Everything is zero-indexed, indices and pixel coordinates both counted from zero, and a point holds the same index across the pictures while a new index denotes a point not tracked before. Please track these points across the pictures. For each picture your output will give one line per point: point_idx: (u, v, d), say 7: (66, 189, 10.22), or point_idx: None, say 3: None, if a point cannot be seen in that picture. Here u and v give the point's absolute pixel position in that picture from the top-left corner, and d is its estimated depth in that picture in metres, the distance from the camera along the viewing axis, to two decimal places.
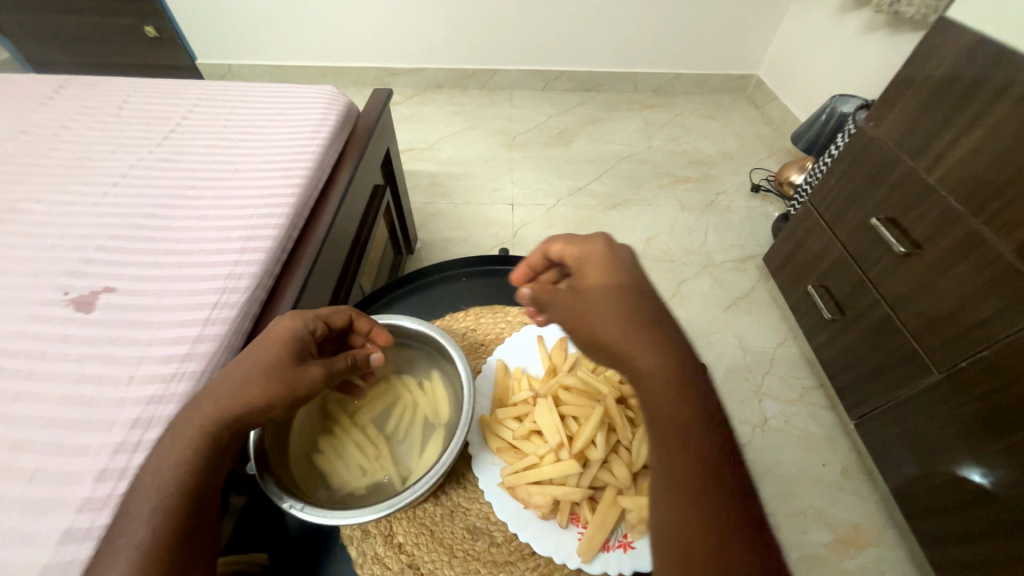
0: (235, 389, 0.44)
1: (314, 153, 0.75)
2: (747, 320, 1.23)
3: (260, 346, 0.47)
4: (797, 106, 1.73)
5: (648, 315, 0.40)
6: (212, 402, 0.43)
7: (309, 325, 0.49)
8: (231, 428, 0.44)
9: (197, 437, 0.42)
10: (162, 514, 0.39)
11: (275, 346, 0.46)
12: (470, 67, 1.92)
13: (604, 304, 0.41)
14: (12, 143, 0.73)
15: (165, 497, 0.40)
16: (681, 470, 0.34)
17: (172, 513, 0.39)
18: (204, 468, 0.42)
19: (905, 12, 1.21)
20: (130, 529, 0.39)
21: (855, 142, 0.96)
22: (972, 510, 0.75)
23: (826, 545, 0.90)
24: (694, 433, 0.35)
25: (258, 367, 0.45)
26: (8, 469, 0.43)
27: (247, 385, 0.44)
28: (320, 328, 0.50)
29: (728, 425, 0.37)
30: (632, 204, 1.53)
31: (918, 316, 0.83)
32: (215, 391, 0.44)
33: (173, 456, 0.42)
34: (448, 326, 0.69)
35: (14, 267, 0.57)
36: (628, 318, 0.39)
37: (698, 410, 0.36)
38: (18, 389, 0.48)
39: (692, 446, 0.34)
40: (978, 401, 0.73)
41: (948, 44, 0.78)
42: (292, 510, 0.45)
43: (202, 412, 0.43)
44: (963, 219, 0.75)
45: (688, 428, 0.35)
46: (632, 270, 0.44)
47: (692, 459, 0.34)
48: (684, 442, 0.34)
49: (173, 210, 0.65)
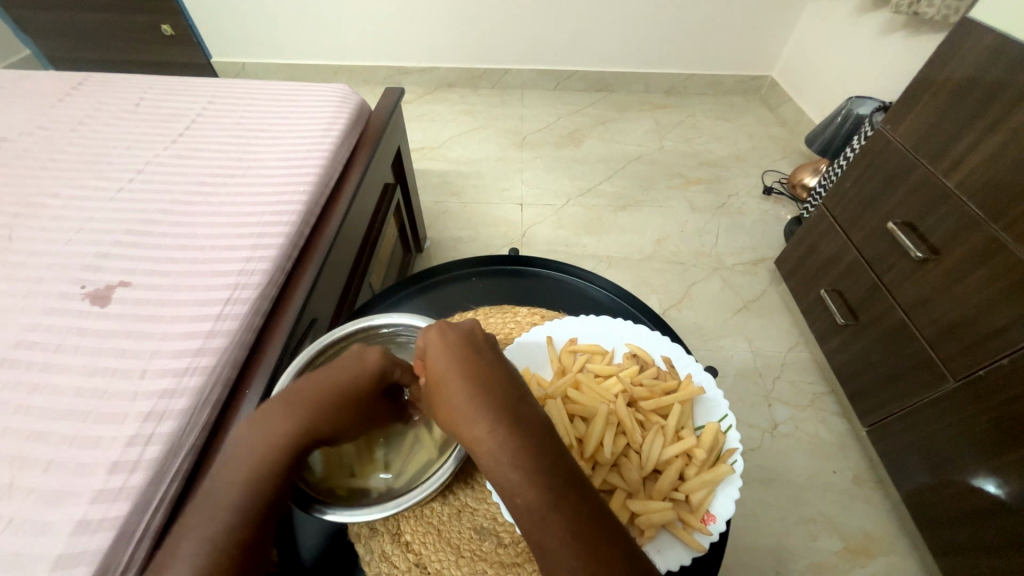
0: (313, 419, 0.46)
1: (327, 151, 0.76)
2: (757, 324, 1.22)
3: (345, 380, 0.48)
4: (811, 108, 1.70)
5: (490, 380, 0.42)
6: (292, 429, 0.45)
7: (398, 371, 0.50)
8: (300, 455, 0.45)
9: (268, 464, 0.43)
10: (215, 549, 0.40)
11: (360, 385, 0.48)
12: (481, 67, 1.93)
13: (440, 374, 0.43)
14: (31, 138, 0.74)
15: (228, 522, 0.41)
16: (536, 535, 0.36)
17: (227, 550, 0.40)
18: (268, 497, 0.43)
19: (925, 12, 1.19)
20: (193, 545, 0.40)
21: (872, 145, 0.94)
22: (988, 522, 0.73)
23: (836, 554, 0.89)
24: (535, 501, 0.36)
25: (338, 403, 0.46)
26: (25, 459, 0.44)
27: (324, 420, 0.46)
28: (405, 378, 0.51)
29: (575, 480, 0.38)
30: (643, 205, 1.52)
31: (935, 322, 0.81)
32: (290, 417, 0.45)
33: (241, 480, 0.43)
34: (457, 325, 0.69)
35: (31, 260, 0.58)
36: (455, 390, 0.41)
37: (533, 473, 0.37)
38: (35, 380, 0.49)
39: (534, 514, 0.36)
40: (994, 410, 0.71)
41: (969, 46, 0.76)
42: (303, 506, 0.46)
43: (278, 436, 0.44)
44: (982, 225, 0.74)
45: (528, 496, 0.36)
46: (465, 341, 0.45)
47: (541, 529, 0.36)
48: (532, 517, 0.36)
49: (187, 206, 0.66)
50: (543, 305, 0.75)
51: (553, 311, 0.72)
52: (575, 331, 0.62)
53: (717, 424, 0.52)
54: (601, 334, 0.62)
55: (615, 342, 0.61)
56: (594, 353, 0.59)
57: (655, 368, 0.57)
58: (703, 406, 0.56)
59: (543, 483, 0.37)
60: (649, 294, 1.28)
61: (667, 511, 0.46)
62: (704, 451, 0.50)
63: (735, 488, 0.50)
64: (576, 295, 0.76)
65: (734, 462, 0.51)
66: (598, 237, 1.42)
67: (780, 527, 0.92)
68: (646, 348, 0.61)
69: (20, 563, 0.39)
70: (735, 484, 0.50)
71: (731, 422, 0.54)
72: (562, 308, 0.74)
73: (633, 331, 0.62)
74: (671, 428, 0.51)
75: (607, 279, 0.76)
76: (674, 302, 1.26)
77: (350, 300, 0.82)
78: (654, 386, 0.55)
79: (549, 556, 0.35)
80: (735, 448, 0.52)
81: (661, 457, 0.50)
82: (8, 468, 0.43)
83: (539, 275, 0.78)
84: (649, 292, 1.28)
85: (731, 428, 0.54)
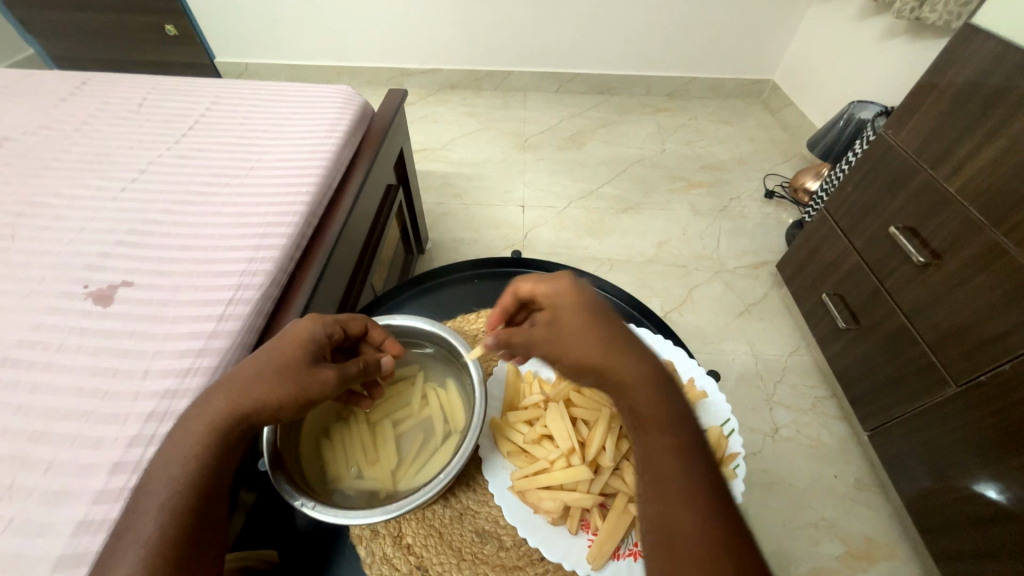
0: (250, 384, 0.44)
1: (330, 152, 0.76)
2: (759, 328, 1.22)
3: (278, 344, 0.47)
4: (813, 112, 1.70)
5: (629, 333, 0.44)
6: (230, 396, 0.44)
7: (327, 328, 0.49)
8: (245, 423, 0.44)
9: (208, 432, 0.43)
10: (169, 512, 0.40)
11: (292, 346, 0.47)
12: (484, 69, 1.93)
13: (582, 316, 0.44)
14: (35, 137, 0.74)
15: (174, 494, 0.41)
16: (695, 566, 0.32)
17: (179, 511, 0.40)
18: (213, 466, 0.42)
19: (927, 18, 1.19)
20: (144, 519, 0.39)
21: (874, 149, 0.94)
22: (990, 528, 0.73)
23: (838, 558, 0.89)
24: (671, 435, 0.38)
25: (276, 363, 0.45)
26: (26, 460, 0.44)
27: (259, 385, 0.44)
28: (337, 332, 0.50)
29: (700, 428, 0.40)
30: (645, 208, 1.52)
31: (936, 327, 0.81)
32: (226, 387, 0.44)
33: (186, 453, 0.42)
34: (460, 326, 0.70)
35: (34, 259, 0.58)
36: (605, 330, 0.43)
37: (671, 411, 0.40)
38: (36, 379, 0.49)
39: (673, 443, 0.38)
40: (996, 416, 0.71)
41: (971, 52, 0.77)
42: (302, 507, 0.46)
43: (220, 406, 0.43)
44: (983, 230, 0.74)
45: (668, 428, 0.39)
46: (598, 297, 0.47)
47: (677, 457, 0.37)
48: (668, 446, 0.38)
49: (190, 206, 0.66)
50: None
51: None
52: None
53: (719, 428, 0.53)
54: None
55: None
56: None
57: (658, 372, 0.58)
58: (706, 411, 0.57)
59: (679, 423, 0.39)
60: (651, 297, 1.27)
61: None
62: None
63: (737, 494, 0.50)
64: None
65: (737, 466, 0.52)
66: (600, 240, 1.42)
67: (782, 531, 0.91)
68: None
69: (21, 563, 0.39)
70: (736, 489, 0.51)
71: (733, 427, 0.55)
72: None
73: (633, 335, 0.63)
74: None
75: (609, 282, 0.77)
76: (675, 305, 1.26)
77: (352, 302, 0.83)
78: None
79: (692, 496, 0.35)
80: (738, 453, 0.53)
81: None
82: (8, 468, 0.43)
83: None
84: (650, 295, 1.28)
85: (733, 433, 0.55)
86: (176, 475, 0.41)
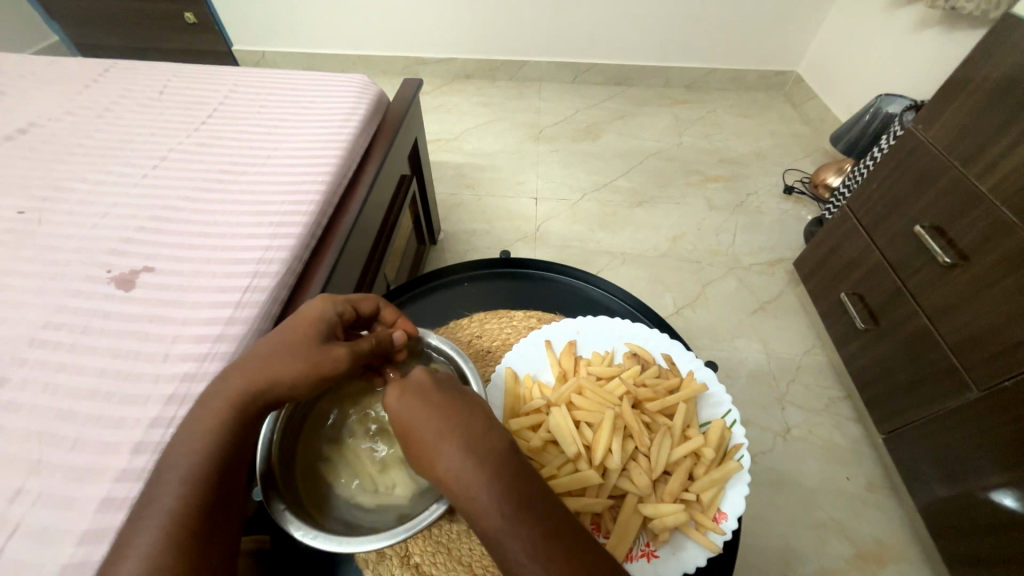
0: (263, 364, 0.45)
1: (345, 141, 0.76)
2: (773, 325, 1.20)
3: (290, 324, 0.48)
4: (837, 105, 1.65)
5: (461, 418, 0.42)
6: (243, 376, 0.45)
7: (337, 308, 0.50)
8: (260, 400, 0.45)
9: (226, 407, 0.44)
10: (190, 483, 0.41)
11: (303, 326, 0.47)
12: (499, 58, 1.91)
13: (414, 414, 0.42)
14: (59, 123, 0.76)
15: (193, 467, 0.42)
16: None
17: (201, 482, 0.41)
18: (231, 441, 0.43)
19: (962, 7, 1.13)
20: (166, 491, 0.41)
21: (901, 145, 0.91)
22: (1005, 535, 0.71)
23: (846, 560, 0.88)
24: (514, 532, 0.37)
25: (286, 345, 0.46)
26: (52, 436, 0.45)
27: (274, 361, 0.45)
28: (348, 312, 0.50)
29: (548, 505, 0.39)
30: (659, 202, 1.50)
31: (959, 330, 0.79)
32: (241, 367, 0.46)
33: (206, 427, 0.43)
34: (453, 334, 0.69)
35: (60, 243, 0.60)
36: (436, 423, 0.41)
37: (508, 500, 0.38)
38: (62, 360, 0.50)
39: (519, 540, 0.37)
40: (1018, 423, 0.69)
41: (1010, 44, 0.73)
42: (302, 537, 0.44)
43: (235, 384, 0.45)
44: (1014, 230, 0.71)
45: (511, 523, 0.37)
46: (429, 381, 0.45)
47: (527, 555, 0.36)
48: (513, 545, 0.37)
49: (209, 192, 0.67)
50: (541, 307, 0.75)
51: (550, 314, 0.72)
52: (573, 334, 0.63)
53: (722, 421, 0.53)
54: (600, 336, 0.63)
55: (614, 342, 0.62)
56: (593, 355, 0.60)
57: (657, 367, 0.57)
58: (705, 402, 0.57)
59: (524, 513, 0.38)
60: (663, 292, 1.26)
61: (680, 513, 0.47)
62: (712, 450, 0.50)
63: (744, 483, 0.51)
64: (575, 297, 0.76)
65: (741, 457, 0.53)
66: (613, 233, 1.40)
67: (790, 531, 0.91)
68: (645, 346, 0.62)
69: (49, 535, 0.41)
70: (743, 480, 0.51)
71: (735, 417, 0.56)
72: (559, 309, 0.74)
73: (631, 331, 0.63)
74: (677, 429, 0.52)
75: (606, 281, 0.76)
76: (688, 301, 1.25)
77: (365, 291, 0.83)
78: (657, 386, 0.55)
79: None
80: (741, 443, 0.53)
81: (669, 460, 0.50)
82: (37, 444, 0.45)
83: (535, 276, 0.78)
84: (663, 291, 1.27)
85: (736, 423, 0.55)
86: (195, 448, 0.42)
